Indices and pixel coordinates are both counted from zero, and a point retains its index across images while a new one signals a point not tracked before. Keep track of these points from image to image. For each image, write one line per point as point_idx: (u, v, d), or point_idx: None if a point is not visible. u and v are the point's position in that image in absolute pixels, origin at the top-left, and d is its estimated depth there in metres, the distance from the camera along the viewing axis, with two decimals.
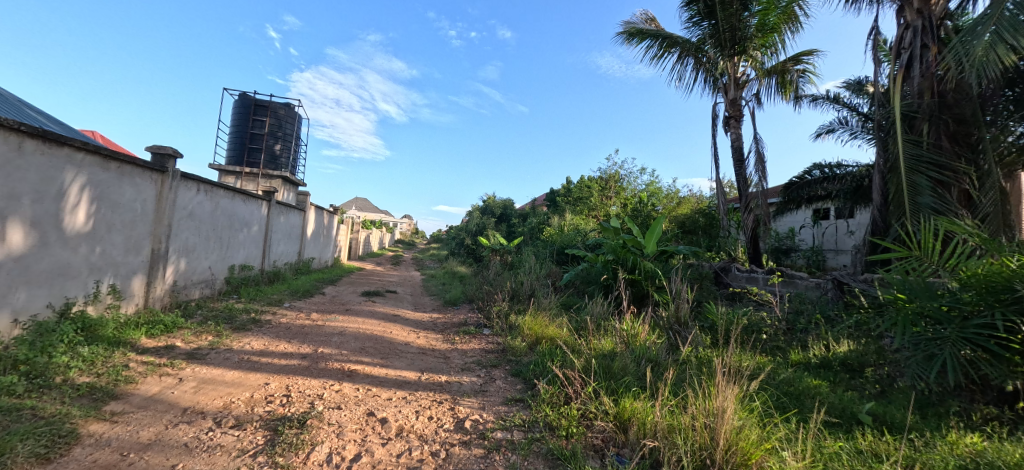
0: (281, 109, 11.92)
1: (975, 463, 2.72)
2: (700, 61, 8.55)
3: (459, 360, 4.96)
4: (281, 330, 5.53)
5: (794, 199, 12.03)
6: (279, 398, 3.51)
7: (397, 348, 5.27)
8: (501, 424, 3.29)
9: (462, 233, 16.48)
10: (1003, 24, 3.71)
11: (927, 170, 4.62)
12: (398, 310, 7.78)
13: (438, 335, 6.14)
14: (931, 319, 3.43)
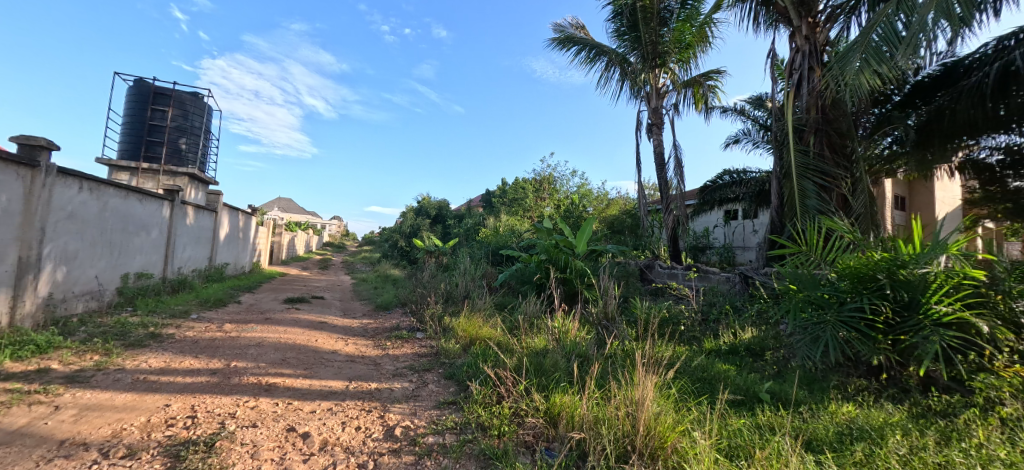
0: (186, 99, 11.03)
1: (849, 430, 3.17)
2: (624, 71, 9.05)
3: (390, 366, 4.94)
4: (186, 345, 5.18)
5: (708, 201, 13.24)
6: (182, 420, 3.32)
7: (322, 357, 5.14)
8: (433, 429, 3.36)
9: (395, 234, 16.16)
10: (870, 53, 4.31)
11: (813, 176, 5.31)
12: (325, 316, 7.54)
13: (368, 341, 6.06)
14: (815, 306, 3.93)
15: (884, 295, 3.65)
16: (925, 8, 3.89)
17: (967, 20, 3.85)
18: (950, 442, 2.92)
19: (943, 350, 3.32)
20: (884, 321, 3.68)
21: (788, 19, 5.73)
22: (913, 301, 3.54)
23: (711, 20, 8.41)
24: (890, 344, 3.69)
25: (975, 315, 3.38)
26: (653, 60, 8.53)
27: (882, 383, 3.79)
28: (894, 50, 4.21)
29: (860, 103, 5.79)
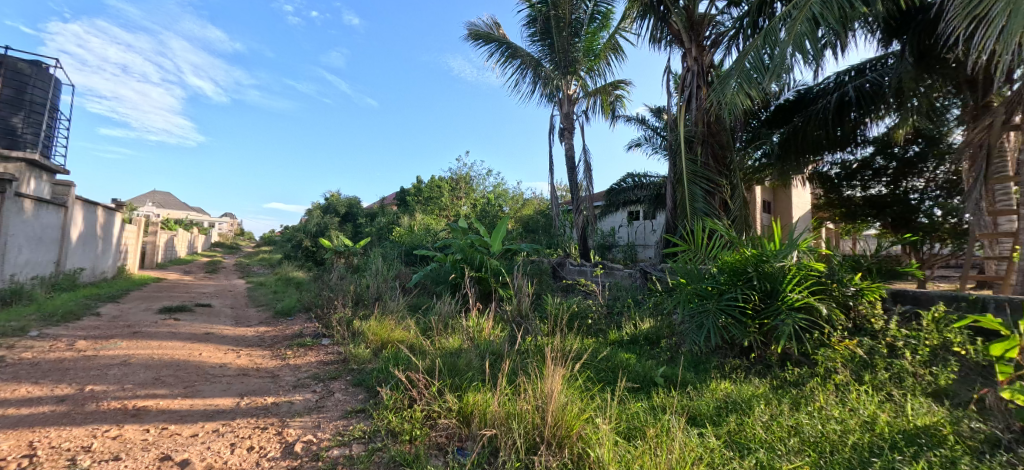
0: (23, 67, 9.58)
1: (725, 405, 3.62)
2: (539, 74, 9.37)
3: (290, 377, 4.75)
4: (25, 370, 4.52)
5: (614, 203, 14.57)
6: (17, 460, 2.90)
7: (206, 373, 4.78)
8: (338, 441, 3.31)
9: (297, 233, 14.86)
10: (744, 77, 4.95)
11: (699, 182, 5.99)
12: (210, 327, 6.96)
13: (264, 351, 5.74)
14: (699, 297, 4.44)
15: (752, 285, 4.23)
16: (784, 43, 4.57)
17: (815, 56, 4.58)
18: (799, 406, 3.43)
19: (795, 330, 3.91)
20: (752, 307, 4.24)
21: (680, 41, 6.41)
22: (774, 290, 4.16)
23: (618, 33, 9.07)
24: (757, 328, 4.25)
25: (817, 299, 4.04)
26: (565, 67, 9.00)
27: (752, 360, 4.35)
28: (761, 76, 4.87)
29: (736, 120, 6.64)
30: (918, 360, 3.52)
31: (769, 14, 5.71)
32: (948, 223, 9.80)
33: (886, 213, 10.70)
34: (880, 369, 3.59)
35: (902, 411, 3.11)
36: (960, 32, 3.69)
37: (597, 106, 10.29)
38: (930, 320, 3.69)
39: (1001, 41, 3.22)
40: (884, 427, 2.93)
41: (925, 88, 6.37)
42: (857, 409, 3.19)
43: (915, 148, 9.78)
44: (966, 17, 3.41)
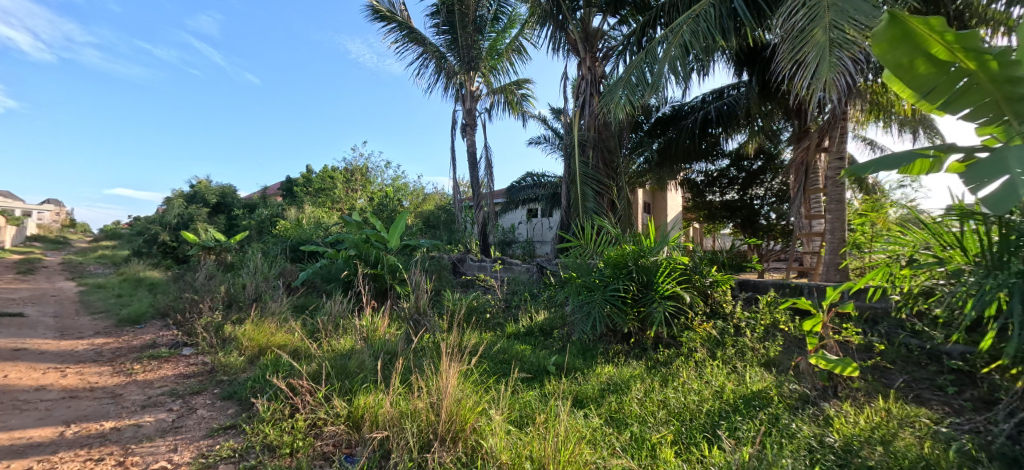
0: None
1: (608, 385, 3.98)
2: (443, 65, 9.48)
3: (137, 396, 4.21)
4: None
5: (514, 200, 15.09)
6: None
7: (18, 399, 4.09)
8: (201, 463, 3.00)
9: (154, 226, 12.97)
10: (628, 89, 5.47)
11: (590, 183, 6.50)
12: (23, 342, 5.87)
13: (102, 368, 5.02)
14: (587, 289, 4.84)
15: (631, 277, 4.73)
16: (660, 64, 5.15)
17: (685, 77, 5.22)
18: (668, 382, 3.91)
19: (665, 315, 4.46)
20: (632, 296, 4.73)
21: (577, 50, 6.90)
22: (650, 281, 4.69)
23: (520, 36, 9.40)
24: (635, 316, 4.74)
25: (683, 288, 4.64)
26: (468, 63, 9.10)
27: (631, 345, 4.85)
28: (643, 89, 5.41)
29: (623, 127, 7.28)
30: (756, 336, 4.24)
31: (651, 34, 6.37)
32: (779, 225, 11.90)
33: (737, 216, 12.35)
34: (728, 346, 4.25)
35: (743, 380, 3.71)
36: (789, 70, 4.41)
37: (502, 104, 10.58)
38: (765, 304, 4.45)
39: (814, 81, 3.96)
40: (730, 395, 3.47)
41: (767, 113, 7.59)
42: (711, 381, 3.75)
43: (756, 164, 11.79)
44: (792, 58, 4.13)
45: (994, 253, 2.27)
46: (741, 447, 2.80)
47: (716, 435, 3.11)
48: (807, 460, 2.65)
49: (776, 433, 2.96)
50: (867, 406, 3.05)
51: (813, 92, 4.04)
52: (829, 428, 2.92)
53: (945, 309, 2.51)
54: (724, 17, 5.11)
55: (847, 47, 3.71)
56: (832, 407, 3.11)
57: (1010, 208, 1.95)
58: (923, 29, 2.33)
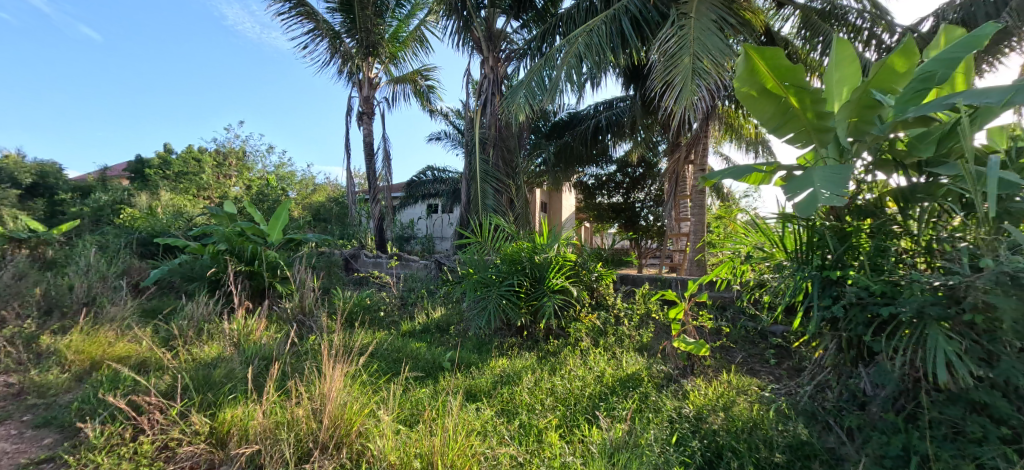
0: None
1: (503, 379, 4.11)
2: (337, 47, 8.95)
3: None
4: None
5: (413, 195, 14.90)
6: None
7: None
8: None
9: None
10: (529, 93, 5.74)
11: (490, 181, 6.70)
12: None
13: None
14: (484, 284, 4.95)
15: (525, 273, 4.91)
16: (559, 70, 5.46)
17: (580, 86, 5.62)
18: (556, 370, 4.16)
19: (555, 308, 4.72)
20: (525, 290, 4.93)
21: (480, 48, 7.02)
22: (542, 277, 4.91)
23: (423, 26, 9.30)
24: (527, 308, 4.94)
25: (571, 283, 4.97)
26: (366, 48, 8.80)
27: (524, 337, 5.03)
28: (542, 94, 5.72)
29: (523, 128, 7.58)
30: (633, 324, 4.76)
31: (551, 41, 6.74)
32: (655, 227, 13.23)
33: (621, 217, 13.54)
34: (609, 335, 4.67)
35: (618, 366, 4.09)
36: (661, 89, 4.96)
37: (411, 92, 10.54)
38: (641, 295, 4.99)
39: (680, 102, 4.51)
40: (609, 378, 3.86)
41: (649, 126, 8.38)
42: (594, 367, 4.11)
43: (639, 171, 13.04)
44: (664, 79, 4.65)
45: (804, 250, 2.86)
46: (615, 424, 3.16)
47: (595, 415, 3.45)
48: (669, 431, 3.08)
49: (645, 410, 3.36)
50: (715, 379, 3.61)
51: (678, 111, 4.60)
52: (686, 400, 3.42)
53: (770, 296, 3.09)
54: (614, 35, 5.60)
55: (705, 75, 4.30)
56: (689, 383, 3.62)
57: (813, 212, 2.49)
58: (766, 64, 2.89)
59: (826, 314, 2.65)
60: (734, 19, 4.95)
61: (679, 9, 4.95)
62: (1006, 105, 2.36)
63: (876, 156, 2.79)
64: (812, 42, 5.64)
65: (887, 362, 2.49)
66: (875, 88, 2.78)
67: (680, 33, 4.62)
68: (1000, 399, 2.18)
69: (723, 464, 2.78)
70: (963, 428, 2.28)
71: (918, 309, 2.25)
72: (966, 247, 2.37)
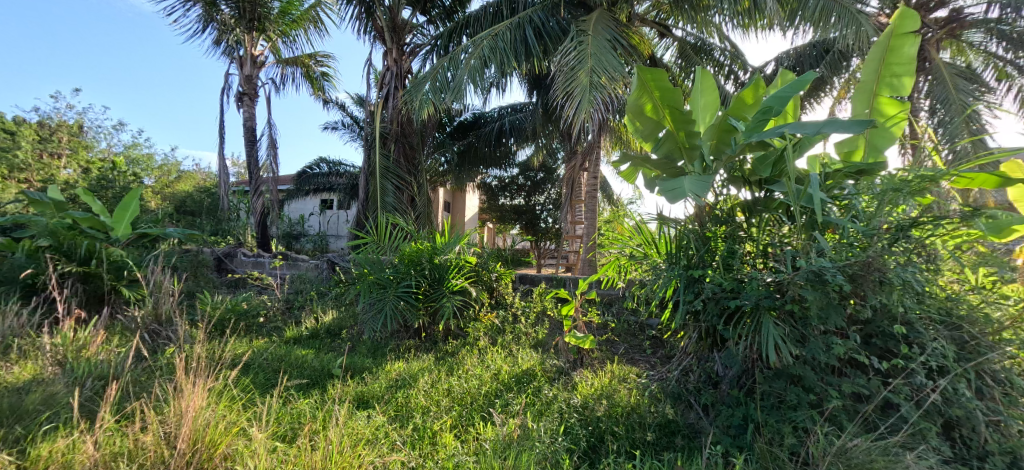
0: None
1: (397, 384, 3.97)
2: (214, 16, 7.99)
3: None
4: None
5: (303, 187, 14.04)
6: None
7: None
8: None
9: None
10: (434, 90, 5.73)
11: (391, 178, 6.54)
12: None
13: None
14: (380, 286, 4.72)
15: (424, 274, 4.80)
16: (464, 70, 5.52)
17: (484, 88, 5.74)
18: (454, 370, 4.16)
19: (454, 308, 4.69)
20: (423, 291, 4.81)
21: (384, 38, 6.85)
22: (441, 277, 4.82)
23: (319, 8, 8.80)
24: (425, 309, 4.82)
25: (470, 283, 5.01)
26: (251, 21, 8.15)
27: (422, 339, 4.86)
28: (447, 93, 5.76)
29: (426, 125, 7.50)
30: (530, 321, 4.94)
31: (457, 41, 6.81)
32: (553, 229, 13.89)
33: (522, 218, 14.13)
34: (507, 333, 4.80)
35: (513, 362, 4.23)
36: (561, 99, 5.23)
37: (302, 77, 9.85)
38: (538, 293, 5.22)
39: (576, 112, 4.79)
40: (505, 375, 3.99)
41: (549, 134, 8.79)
42: (489, 365, 4.21)
43: (539, 175, 13.62)
44: (564, 89, 4.93)
45: (674, 253, 3.31)
46: (509, 419, 3.28)
47: (490, 412, 3.56)
48: (558, 421, 3.29)
49: (537, 403, 3.56)
50: (600, 370, 3.94)
51: (576, 120, 4.90)
52: (574, 391, 3.68)
53: (647, 292, 3.49)
54: (518, 42, 5.81)
55: (600, 89, 4.65)
56: (578, 375, 3.90)
57: (680, 201, 3.11)
58: (652, 85, 3.40)
59: (690, 308, 3.08)
60: (626, 42, 5.39)
61: (578, 26, 5.32)
62: (819, 134, 2.96)
63: (729, 173, 3.27)
64: (686, 70, 6.40)
65: (734, 346, 2.99)
66: (730, 114, 3.29)
67: (579, 48, 4.96)
68: (809, 371, 2.76)
69: (604, 447, 3.06)
70: (784, 397, 2.85)
71: (755, 301, 2.74)
72: (789, 250, 2.92)
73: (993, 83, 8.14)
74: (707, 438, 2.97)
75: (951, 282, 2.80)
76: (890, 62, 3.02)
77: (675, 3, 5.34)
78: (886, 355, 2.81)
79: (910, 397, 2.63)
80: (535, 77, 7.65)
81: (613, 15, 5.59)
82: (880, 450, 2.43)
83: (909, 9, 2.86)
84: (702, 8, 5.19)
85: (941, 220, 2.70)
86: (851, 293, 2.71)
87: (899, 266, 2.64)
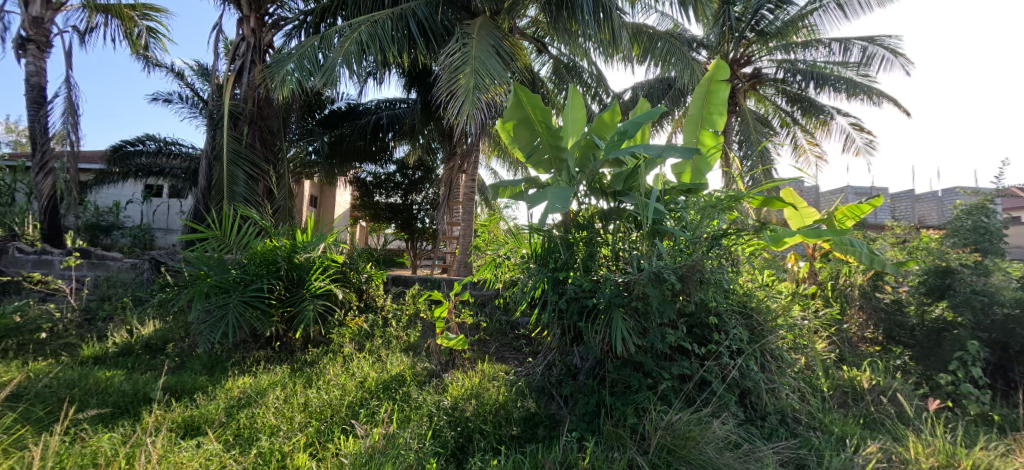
0: None
1: (239, 403, 3.40)
2: None
3: None
4: None
5: (119, 167, 11.19)
6: None
7: None
8: None
9: None
10: (299, 71, 5.17)
11: (243, 164, 5.65)
12: None
13: None
14: (220, 289, 4.05)
15: (279, 276, 4.27)
16: (336, 51, 5.02)
17: (357, 75, 5.38)
18: (312, 382, 3.76)
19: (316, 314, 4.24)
20: (277, 297, 4.26)
21: (239, 3, 6.00)
22: (301, 279, 4.34)
23: None
24: (281, 316, 4.29)
25: (336, 285, 4.61)
26: None
27: (274, 349, 4.32)
28: (316, 76, 5.28)
29: (288, 109, 6.71)
30: (401, 325, 4.73)
31: (329, 22, 6.30)
32: (431, 229, 13.56)
33: (398, 217, 13.45)
34: (376, 337, 4.53)
35: (383, 368, 4.03)
36: (444, 98, 5.23)
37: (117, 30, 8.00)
38: (411, 296, 5.05)
39: (463, 112, 4.85)
40: (371, 382, 3.78)
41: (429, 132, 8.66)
42: (354, 372, 3.93)
43: (417, 174, 13.23)
44: (448, 88, 4.94)
45: (542, 255, 3.57)
46: (373, 429, 3.07)
47: (353, 423, 3.29)
48: (426, 425, 3.23)
49: (405, 409, 3.45)
50: (471, 370, 4.01)
51: (459, 119, 4.94)
52: (445, 393, 3.67)
53: (519, 292, 3.70)
54: (399, 33, 5.59)
55: (483, 91, 4.76)
56: (449, 376, 3.91)
57: (547, 220, 3.35)
58: (527, 96, 3.66)
59: (556, 307, 3.36)
60: (509, 51, 5.57)
61: (462, 28, 5.40)
62: (661, 156, 3.49)
63: (590, 185, 3.65)
64: (558, 85, 6.92)
65: (591, 339, 3.33)
66: (593, 132, 3.70)
67: (463, 49, 5.05)
68: (648, 358, 3.20)
69: (472, 446, 3.11)
70: (629, 382, 3.27)
71: (608, 300, 3.08)
72: (637, 254, 3.35)
73: (778, 129, 10.20)
74: (564, 426, 3.24)
75: (746, 281, 3.54)
76: (710, 103, 3.74)
77: (550, 23, 5.77)
78: (703, 341, 3.42)
79: (719, 374, 3.24)
80: (414, 71, 7.45)
81: (495, 22, 5.78)
82: (696, 420, 2.93)
83: (724, 62, 3.60)
84: (573, 32, 5.65)
85: (742, 232, 3.39)
86: (680, 290, 3.19)
87: (714, 267, 3.24)
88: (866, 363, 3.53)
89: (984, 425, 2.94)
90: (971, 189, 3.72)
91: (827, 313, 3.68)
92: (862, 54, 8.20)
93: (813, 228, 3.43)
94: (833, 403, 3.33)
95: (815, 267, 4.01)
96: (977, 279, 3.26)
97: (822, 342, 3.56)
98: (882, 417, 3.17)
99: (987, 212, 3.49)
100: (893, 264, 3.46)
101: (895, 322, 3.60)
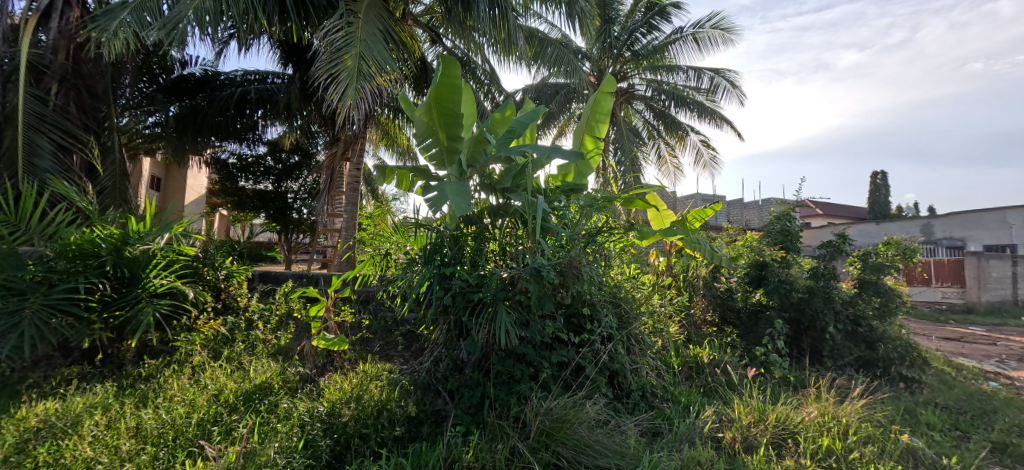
0: None
1: (38, 433, 2.61)
2: None
3: None
4: None
5: None
6: None
7: None
8: None
9: None
10: (131, 18, 4.29)
11: (49, 132, 4.45)
12: None
13: None
14: (13, 292, 3.12)
15: (103, 273, 3.47)
16: (189, 9, 4.22)
17: (217, 39, 4.64)
18: (148, 401, 3.10)
19: (156, 318, 3.55)
20: (99, 299, 3.48)
21: None
22: (134, 277, 3.61)
23: None
24: (103, 323, 3.51)
25: (183, 282, 3.95)
26: None
27: (93, 364, 3.49)
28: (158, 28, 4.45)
29: (120, 70, 5.49)
30: (269, 327, 4.24)
31: None
32: (307, 221, 12.55)
33: (269, 206, 12.17)
34: (237, 342, 3.97)
35: (246, 377, 3.53)
36: (322, 81, 4.78)
37: None
38: (282, 294, 4.59)
39: (343, 98, 4.51)
40: (229, 394, 3.27)
41: (307, 114, 7.86)
42: (206, 385, 3.35)
43: (293, 158, 12.01)
44: (327, 71, 4.52)
45: (429, 250, 3.49)
46: (228, 448, 2.59)
47: (202, 445, 2.73)
48: (297, 437, 2.89)
49: (271, 422, 3.04)
50: (351, 371, 3.79)
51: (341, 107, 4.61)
52: (319, 399, 3.37)
53: (403, 288, 3.57)
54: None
55: (367, 79, 4.54)
56: (326, 381, 3.64)
57: (440, 212, 3.32)
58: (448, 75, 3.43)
59: (442, 302, 3.32)
60: (396, 37, 5.36)
61: (347, 4, 5.01)
62: (548, 158, 3.67)
63: (481, 180, 3.71)
64: None
65: (476, 334, 3.34)
66: (485, 129, 3.75)
67: (347, 29, 4.69)
68: (529, 349, 3.32)
69: (350, 453, 2.88)
70: (512, 372, 3.35)
71: (493, 294, 3.13)
72: (521, 250, 3.43)
73: (645, 140, 11.28)
74: (448, 421, 3.21)
75: (616, 274, 3.93)
76: (595, 111, 4.08)
77: (445, 13, 5.71)
78: (579, 330, 3.69)
79: (592, 360, 3.53)
80: (290, 45, 6.76)
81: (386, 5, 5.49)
82: (572, 403, 3.13)
83: (610, 77, 3.95)
84: (467, 27, 5.68)
85: (614, 230, 3.72)
86: (559, 284, 3.38)
87: (590, 263, 3.49)
88: (706, 342, 4.22)
89: (783, 385, 3.75)
90: (780, 201, 4.72)
91: (678, 301, 4.34)
92: (710, 82, 9.72)
93: (671, 228, 3.98)
94: (681, 376, 3.90)
95: (671, 262, 4.67)
96: (782, 270, 4.18)
97: (674, 325, 4.17)
98: (716, 385, 3.81)
99: (790, 218, 4.42)
100: (728, 258, 4.20)
101: (727, 306, 4.42)
